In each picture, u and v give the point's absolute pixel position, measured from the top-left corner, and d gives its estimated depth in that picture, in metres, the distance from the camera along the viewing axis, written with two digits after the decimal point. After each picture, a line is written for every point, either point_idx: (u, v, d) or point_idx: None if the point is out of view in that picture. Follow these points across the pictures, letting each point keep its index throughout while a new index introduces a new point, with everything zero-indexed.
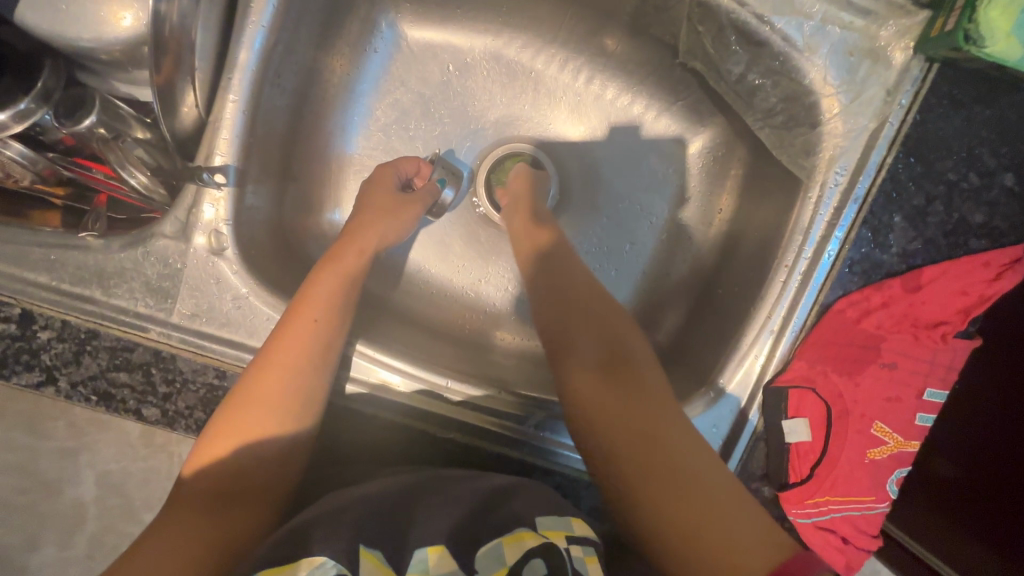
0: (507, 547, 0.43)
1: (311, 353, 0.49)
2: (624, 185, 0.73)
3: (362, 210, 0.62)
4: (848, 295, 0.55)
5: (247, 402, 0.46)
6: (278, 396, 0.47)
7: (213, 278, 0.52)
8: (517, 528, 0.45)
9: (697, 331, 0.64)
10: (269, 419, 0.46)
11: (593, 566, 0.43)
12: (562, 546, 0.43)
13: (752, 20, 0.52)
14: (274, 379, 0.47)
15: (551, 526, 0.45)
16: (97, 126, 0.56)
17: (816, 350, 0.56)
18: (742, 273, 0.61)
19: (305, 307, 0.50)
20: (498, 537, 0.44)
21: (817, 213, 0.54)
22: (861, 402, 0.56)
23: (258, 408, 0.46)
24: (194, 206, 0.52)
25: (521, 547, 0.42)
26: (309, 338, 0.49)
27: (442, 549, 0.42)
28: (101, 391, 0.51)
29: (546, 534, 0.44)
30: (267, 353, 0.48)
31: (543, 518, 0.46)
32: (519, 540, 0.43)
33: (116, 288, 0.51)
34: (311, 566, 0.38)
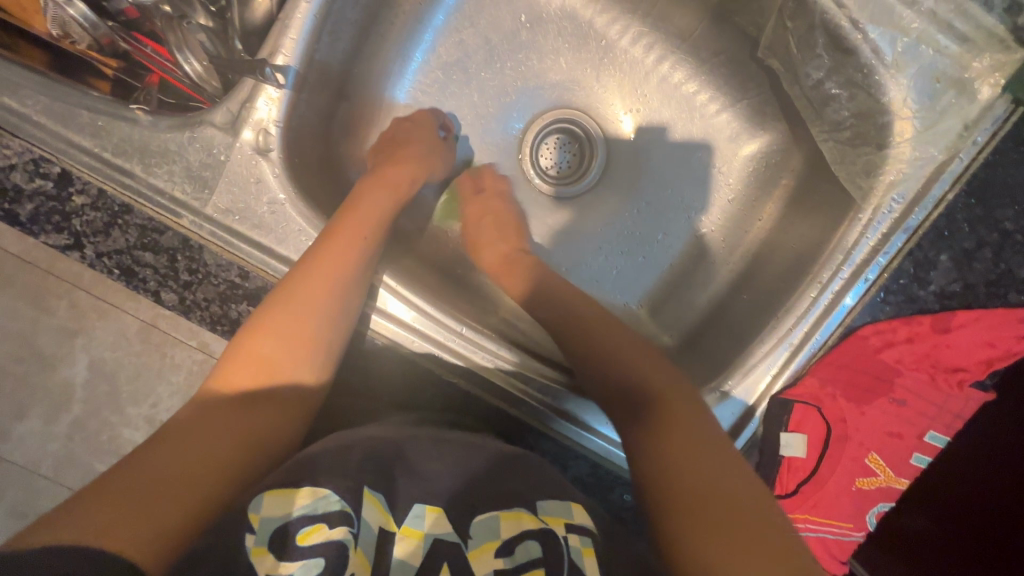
0: (505, 521, 0.44)
1: (339, 292, 0.48)
2: (670, 174, 0.73)
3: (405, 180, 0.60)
4: (875, 322, 0.55)
5: (266, 340, 0.46)
6: (305, 327, 0.47)
7: (254, 177, 0.52)
8: (518, 506, 0.45)
9: (714, 330, 0.65)
10: (278, 371, 0.45)
11: (591, 560, 0.42)
12: (560, 535, 0.43)
13: (846, 25, 0.49)
14: (286, 334, 0.46)
15: (553, 513, 0.45)
16: (163, 3, 0.56)
17: (830, 371, 0.56)
18: (772, 284, 0.61)
19: (327, 257, 0.49)
20: (497, 510, 0.45)
21: (863, 236, 0.54)
22: (863, 430, 0.57)
23: (282, 341, 0.46)
24: (247, 101, 0.51)
25: (518, 526, 0.44)
26: (333, 273, 0.48)
27: (438, 511, 0.44)
28: (124, 267, 0.52)
29: (545, 520, 0.44)
30: (283, 296, 0.47)
31: (546, 501, 0.47)
32: (517, 518, 0.44)
33: (157, 168, 0.51)
34: (313, 495, 0.40)
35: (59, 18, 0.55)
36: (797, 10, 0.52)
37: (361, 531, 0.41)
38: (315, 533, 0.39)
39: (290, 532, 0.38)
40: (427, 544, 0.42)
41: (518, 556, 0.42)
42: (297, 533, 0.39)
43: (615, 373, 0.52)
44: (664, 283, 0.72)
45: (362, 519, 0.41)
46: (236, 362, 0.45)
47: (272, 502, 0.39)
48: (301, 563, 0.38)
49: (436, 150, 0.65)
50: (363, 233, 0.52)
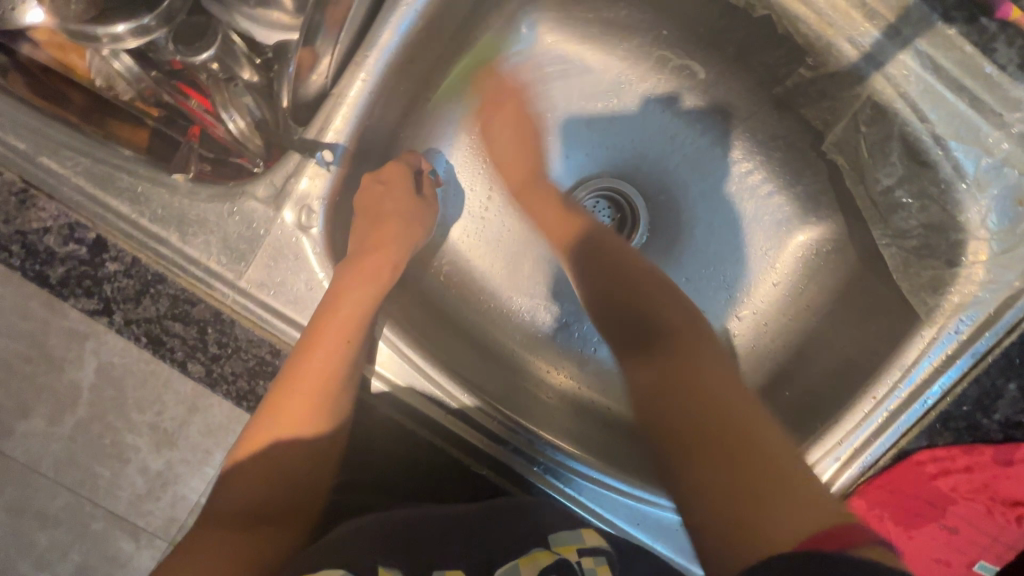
0: (522, 566, 0.45)
1: (335, 385, 0.48)
2: (717, 252, 0.69)
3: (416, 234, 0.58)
4: (934, 447, 0.52)
5: (269, 431, 0.47)
6: (305, 419, 0.47)
7: (293, 253, 0.50)
8: (532, 548, 0.47)
9: None
10: (290, 447, 0.47)
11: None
12: (574, 561, 0.45)
13: (928, 140, 0.47)
14: (293, 411, 0.47)
15: (567, 542, 0.47)
16: (211, 62, 0.52)
17: (880, 493, 0.53)
18: (818, 387, 0.58)
19: (325, 330, 0.48)
20: (515, 557, 0.46)
21: (926, 353, 0.50)
22: (910, 555, 0.54)
23: (287, 419, 0.47)
24: (292, 175, 0.49)
25: (534, 565, 0.45)
26: (326, 378, 0.48)
27: (458, 573, 0.46)
28: (152, 335, 0.50)
29: (560, 551, 0.46)
30: (285, 377, 0.48)
31: (558, 535, 0.48)
32: (533, 560, 0.45)
33: (193, 238, 0.49)
34: None
35: (102, 70, 0.53)
36: (873, 117, 0.49)
37: None
38: None
39: None
40: None
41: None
42: None
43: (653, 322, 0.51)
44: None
45: None
46: (252, 443, 0.47)
47: None
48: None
49: (413, 221, 0.58)
50: (350, 329, 0.48)
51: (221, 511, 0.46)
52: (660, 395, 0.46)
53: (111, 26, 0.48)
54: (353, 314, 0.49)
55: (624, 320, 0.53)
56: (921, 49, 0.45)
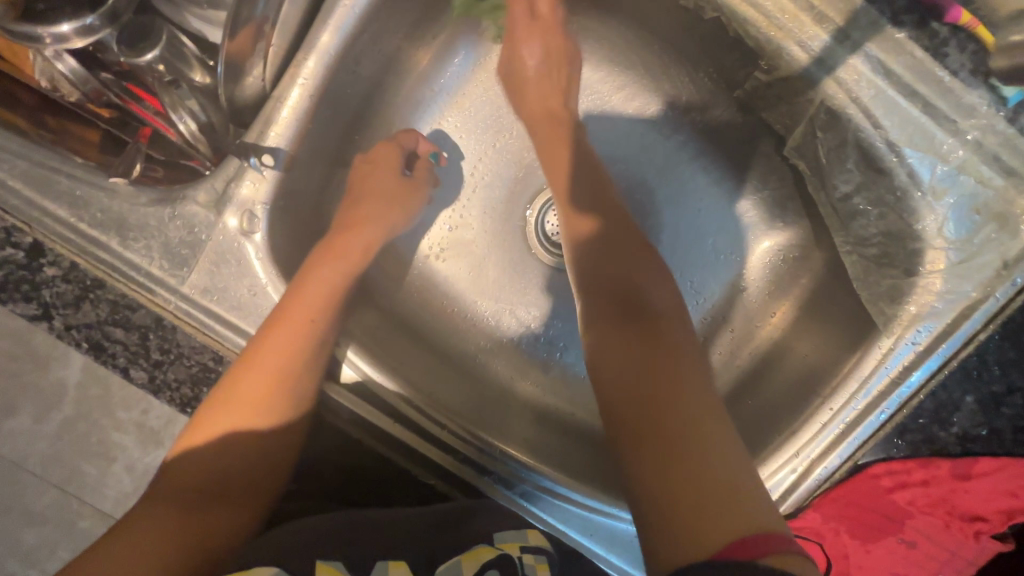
0: (466, 561, 0.45)
1: (299, 358, 0.48)
2: (684, 257, 0.68)
3: (387, 202, 0.59)
4: (889, 461, 0.50)
5: (224, 412, 0.46)
6: (264, 399, 0.47)
7: (235, 259, 0.49)
8: (476, 544, 0.47)
9: None
10: (251, 423, 0.46)
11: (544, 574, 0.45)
12: (516, 555, 0.46)
13: (881, 146, 0.45)
14: (257, 384, 0.47)
15: (510, 540, 0.48)
16: (157, 63, 0.51)
17: (834, 506, 0.52)
18: (777, 396, 0.57)
19: (293, 303, 0.48)
20: (458, 553, 0.46)
21: (881, 365, 0.49)
22: (866, 568, 0.53)
23: (250, 392, 0.47)
24: (233, 179, 0.48)
25: (477, 561, 0.45)
26: (286, 361, 0.47)
27: (401, 564, 0.46)
28: (94, 341, 0.49)
29: (502, 547, 0.47)
30: (250, 350, 0.47)
31: (502, 533, 0.49)
32: (476, 554, 0.46)
33: (134, 242, 0.48)
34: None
35: (47, 70, 0.52)
36: (828, 122, 0.48)
37: None
38: None
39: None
40: None
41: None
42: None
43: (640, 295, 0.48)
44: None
45: None
46: (216, 414, 0.46)
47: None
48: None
49: (395, 203, 0.59)
50: (315, 310, 0.49)
51: (166, 488, 0.45)
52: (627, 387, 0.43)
53: (55, 26, 0.47)
54: (320, 297, 0.49)
55: (612, 282, 0.49)
56: (871, 53, 0.44)
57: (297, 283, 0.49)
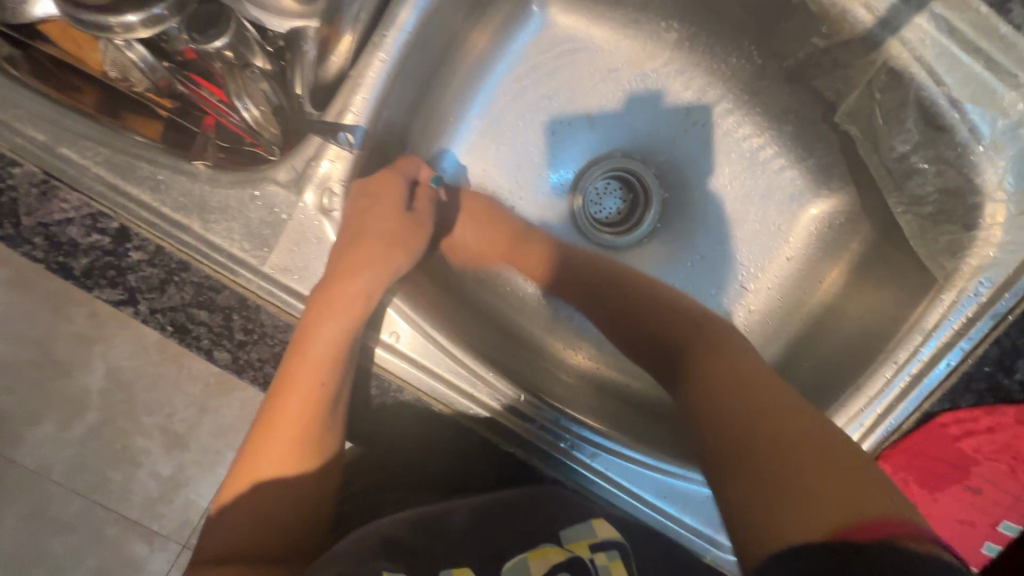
0: (534, 561, 0.51)
1: (333, 371, 0.48)
2: (730, 230, 0.69)
3: (377, 219, 0.54)
4: (955, 410, 0.52)
5: (266, 440, 0.48)
6: (294, 451, 0.48)
7: (316, 237, 0.50)
8: (544, 543, 0.52)
9: None
10: (298, 442, 0.48)
11: (619, 572, 0.49)
12: (585, 557, 0.50)
13: (944, 103, 0.47)
14: (292, 403, 0.47)
15: (576, 539, 0.51)
16: (226, 49, 0.51)
17: (903, 457, 0.54)
18: (836, 355, 0.59)
19: (321, 314, 0.48)
20: (523, 551, 0.52)
21: (946, 318, 0.51)
22: (933, 517, 0.55)
23: (291, 415, 0.48)
24: (312, 159, 0.49)
25: (546, 560, 0.50)
26: (307, 407, 0.47)
27: (465, 571, 0.50)
28: (178, 323, 0.50)
29: (571, 548, 0.51)
30: (286, 371, 0.48)
31: (568, 530, 0.52)
32: (543, 554, 0.51)
33: (215, 225, 0.49)
34: None
35: (118, 61, 0.52)
36: (889, 83, 0.50)
37: None
38: None
39: None
40: None
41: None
42: None
43: (692, 330, 0.50)
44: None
45: None
46: (267, 442, 0.48)
47: None
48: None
49: (401, 235, 0.56)
50: (324, 361, 0.48)
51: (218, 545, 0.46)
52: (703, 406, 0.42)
53: (121, 16, 0.45)
54: (327, 347, 0.48)
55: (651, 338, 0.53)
56: (936, 12, 0.46)
57: (329, 273, 0.50)
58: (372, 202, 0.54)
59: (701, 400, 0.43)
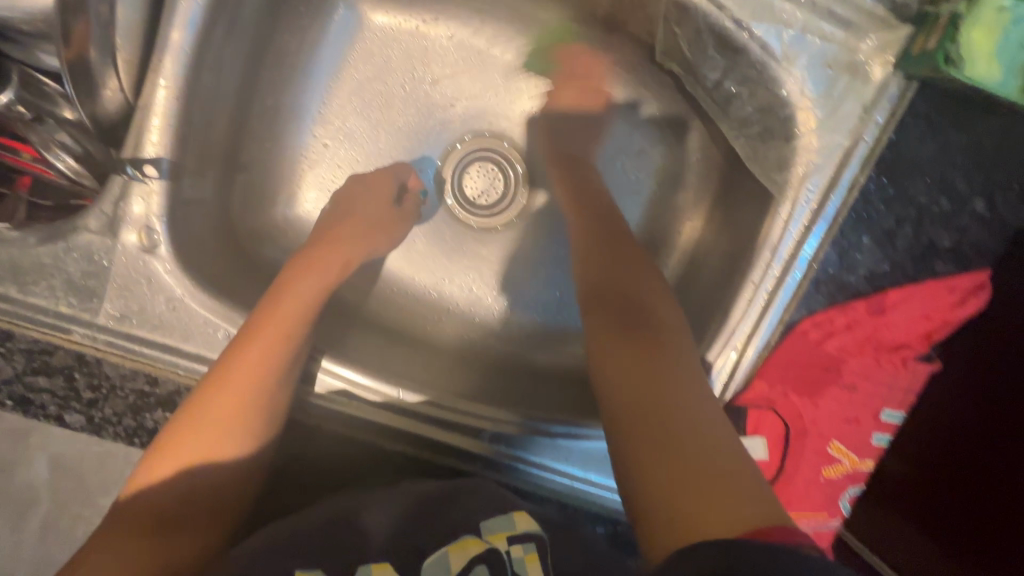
0: (452, 554, 0.45)
1: (297, 334, 0.49)
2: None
3: (359, 207, 0.63)
4: (813, 315, 0.54)
5: (204, 411, 0.44)
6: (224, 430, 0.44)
7: (145, 277, 0.48)
8: (465, 535, 0.46)
9: None
10: (247, 415, 0.45)
11: (535, 566, 0.44)
12: (502, 547, 0.44)
13: (730, 25, 0.49)
14: (249, 366, 0.46)
15: (497, 530, 0.46)
16: (16, 104, 0.51)
17: (778, 370, 0.55)
18: (707, 288, 0.60)
19: (286, 288, 0.51)
20: (444, 545, 0.45)
21: (787, 229, 0.52)
22: (820, 421, 0.57)
23: (244, 385, 0.45)
24: (121, 198, 0.47)
25: (465, 555, 0.44)
26: (262, 364, 0.46)
27: (385, 566, 0.45)
28: (18, 395, 0.48)
29: (490, 538, 0.45)
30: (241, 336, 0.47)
31: (488, 521, 0.47)
32: (463, 547, 0.45)
33: (34, 286, 0.47)
34: None
35: None
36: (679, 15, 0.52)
37: None
38: None
39: None
40: None
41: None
42: None
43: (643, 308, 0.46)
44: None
45: None
46: (200, 415, 0.44)
47: None
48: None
49: (394, 225, 0.65)
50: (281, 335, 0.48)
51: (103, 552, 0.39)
52: (633, 386, 0.39)
53: None
54: (298, 308, 0.50)
55: (603, 287, 0.48)
56: None
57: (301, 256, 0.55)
58: (358, 194, 0.64)
59: (614, 373, 0.41)
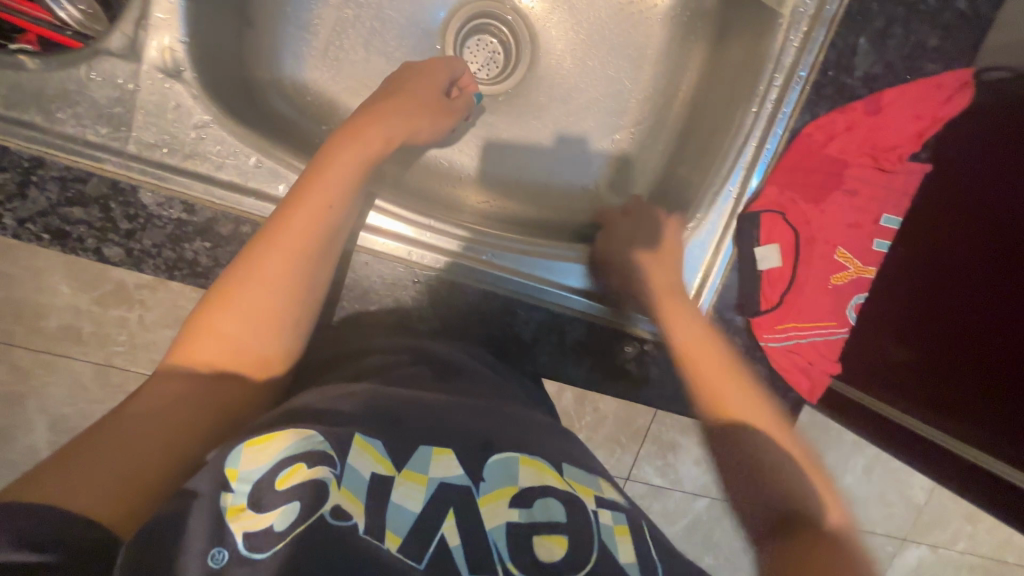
0: (523, 467, 0.43)
1: (335, 211, 0.48)
2: (596, 58, 0.73)
3: (394, 89, 0.59)
4: (816, 119, 0.58)
5: (246, 286, 0.44)
6: (266, 311, 0.45)
7: (173, 102, 0.49)
8: (536, 457, 0.44)
9: (681, 166, 0.68)
10: (285, 293, 0.45)
11: (624, 538, 0.41)
12: (590, 506, 0.42)
13: None
14: (289, 244, 0.45)
15: (581, 483, 0.44)
16: None
17: (785, 177, 0.60)
18: (715, 117, 0.64)
19: (329, 169, 0.49)
20: (517, 453, 0.44)
21: (788, 39, 0.57)
22: (827, 227, 0.60)
23: (280, 264, 0.45)
24: (141, 19, 0.48)
25: (539, 477, 0.42)
26: (301, 239, 0.46)
27: (447, 452, 0.42)
28: (54, 229, 0.48)
29: (570, 483, 0.43)
30: (281, 214, 0.47)
31: (572, 469, 0.45)
32: (536, 469, 0.43)
33: (59, 114, 0.47)
34: (300, 435, 0.39)
35: None
36: None
37: (347, 474, 0.38)
38: (296, 473, 0.37)
39: (273, 474, 0.37)
40: (429, 490, 0.40)
41: (536, 510, 0.40)
42: (276, 478, 0.37)
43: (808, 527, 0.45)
44: (617, 166, 0.74)
45: (350, 463, 0.39)
46: (237, 291, 0.44)
47: (252, 453, 0.37)
48: (280, 509, 0.36)
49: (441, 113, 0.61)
50: (312, 233, 0.46)
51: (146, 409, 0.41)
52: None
53: None
54: (336, 184, 0.48)
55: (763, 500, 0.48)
56: None
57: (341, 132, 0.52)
58: (401, 80, 0.60)
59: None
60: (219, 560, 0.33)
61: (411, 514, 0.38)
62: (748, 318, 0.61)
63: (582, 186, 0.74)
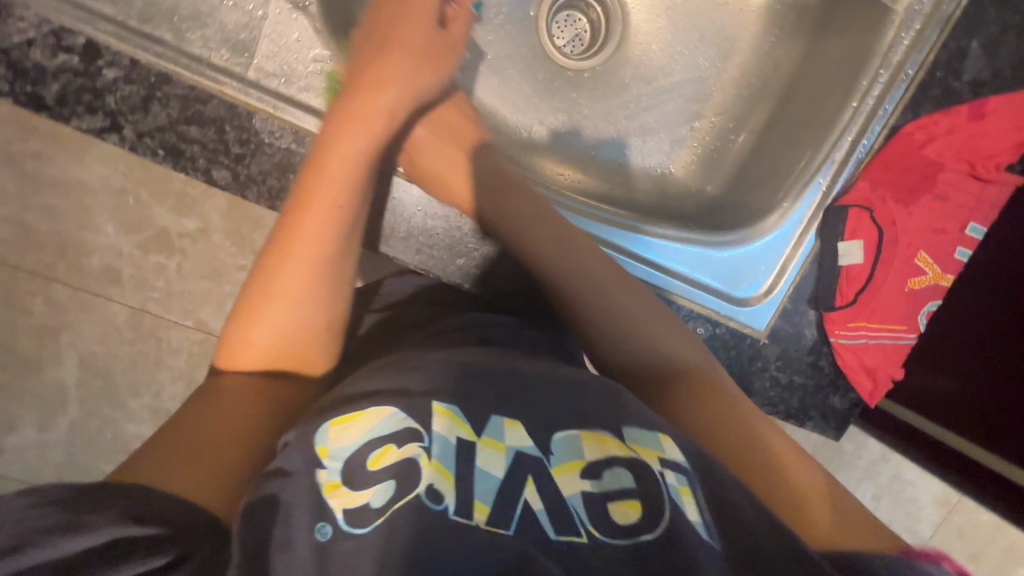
0: (588, 441, 0.37)
1: (352, 198, 0.43)
2: (685, 43, 0.73)
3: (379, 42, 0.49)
4: (918, 119, 0.59)
5: (267, 304, 0.41)
6: (297, 310, 0.41)
7: (296, 33, 0.50)
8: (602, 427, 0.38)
9: (765, 155, 0.68)
10: (313, 295, 0.42)
11: (691, 498, 0.35)
12: (654, 468, 0.36)
13: None
14: (307, 250, 0.42)
15: (644, 442, 0.37)
16: None
17: (878, 174, 0.60)
18: (807, 109, 0.65)
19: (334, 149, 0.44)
20: (576, 430, 0.37)
21: (898, 36, 0.58)
22: (912, 229, 0.60)
23: (296, 273, 0.41)
24: None
25: (603, 449, 0.37)
26: (324, 241, 0.42)
27: (517, 424, 0.37)
28: (169, 145, 0.48)
29: (635, 448, 0.37)
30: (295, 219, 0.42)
31: (631, 430, 0.38)
32: (602, 440, 0.37)
33: (190, 34, 0.48)
34: (383, 415, 0.35)
35: None
36: None
37: (434, 443, 0.35)
38: (387, 455, 0.34)
39: (365, 453, 0.34)
40: (509, 457, 0.36)
41: (606, 481, 0.36)
42: (368, 458, 0.34)
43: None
44: (695, 155, 0.74)
45: (434, 434, 0.35)
46: (258, 308, 0.41)
47: (341, 431, 0.35)
48: (376, 488, 0.34)
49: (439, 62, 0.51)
50: (339, 192, 0.43)
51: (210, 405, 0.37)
52: None
53: None
54: (343, 166, 0.43)
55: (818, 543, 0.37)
56: None
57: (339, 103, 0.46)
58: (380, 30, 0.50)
59: None
60: (325, 534, 0.32)
61: (494, 483, 0.35)
62: (820, 312, 0.60)
63: (658, 171, 0.74)
